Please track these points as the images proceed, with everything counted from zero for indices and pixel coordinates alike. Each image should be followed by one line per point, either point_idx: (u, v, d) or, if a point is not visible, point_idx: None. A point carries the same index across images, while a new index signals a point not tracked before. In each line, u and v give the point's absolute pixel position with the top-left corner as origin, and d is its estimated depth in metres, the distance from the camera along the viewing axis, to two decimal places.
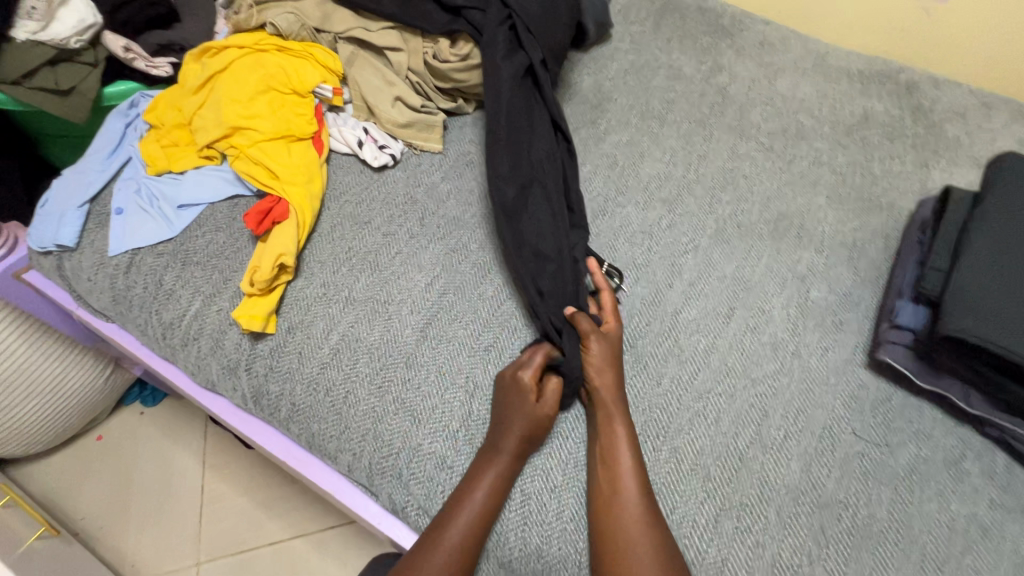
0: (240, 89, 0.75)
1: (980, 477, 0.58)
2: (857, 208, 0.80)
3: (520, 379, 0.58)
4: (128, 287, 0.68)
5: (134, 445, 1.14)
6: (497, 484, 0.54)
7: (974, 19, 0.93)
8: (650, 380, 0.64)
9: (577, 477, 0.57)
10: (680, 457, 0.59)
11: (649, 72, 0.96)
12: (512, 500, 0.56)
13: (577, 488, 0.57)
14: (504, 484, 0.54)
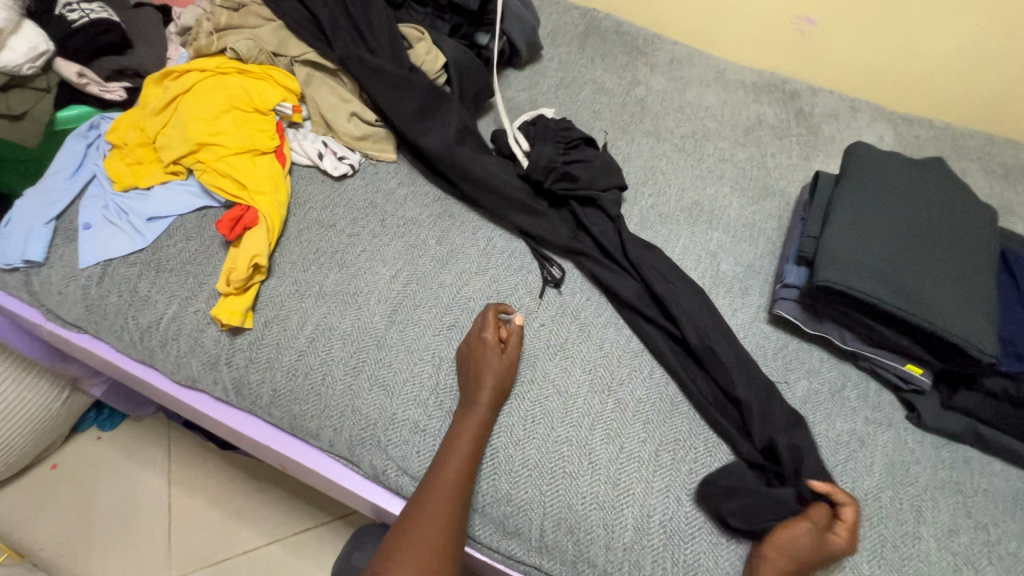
0: (204, 109, 0.80)
1: (858, 401, 0.72)
2: (755, 195, 0.95)
3: (485, 338, 0.68)
4: (102, 296, 0.72)
5: (95, 469, 1.12)
6: (474, 431, 0.62)
7: (838, 39, 1.13)
8: (594, 344, 0.73)
9: (536, 428, 0.66)
10: (624, 406, 0.68)
11: (577, 87, 1.09)
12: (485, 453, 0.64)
13: (537, 438, 0.65)
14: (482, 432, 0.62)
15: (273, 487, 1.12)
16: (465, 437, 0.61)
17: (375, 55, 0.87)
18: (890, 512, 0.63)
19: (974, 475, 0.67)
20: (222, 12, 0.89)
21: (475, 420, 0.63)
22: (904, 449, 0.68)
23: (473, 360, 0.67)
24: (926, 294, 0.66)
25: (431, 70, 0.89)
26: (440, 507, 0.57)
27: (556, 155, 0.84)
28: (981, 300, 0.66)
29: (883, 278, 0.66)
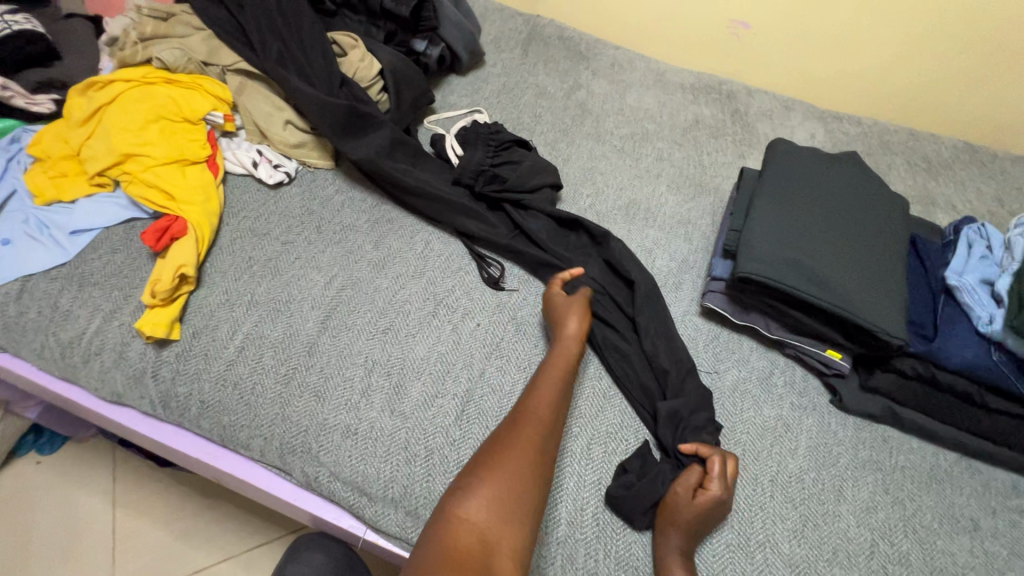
0: (130, 119, 0.79)
1: (785, 387, 0.74)
2: (691, 193, 0.98)
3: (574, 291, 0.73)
4: (21, 313, 0.70)
5: (34, 495, 1.08)
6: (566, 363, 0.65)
7: (769, 41, 1.18)
8: (529, 342, 0.74)
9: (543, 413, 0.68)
10: None
11: (519, 91, 1.11)
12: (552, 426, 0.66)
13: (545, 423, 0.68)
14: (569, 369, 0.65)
15: (225, 504, 1.10)
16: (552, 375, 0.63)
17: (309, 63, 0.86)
18: (812, 492, 0.66)
19: (892, 453, 0.70)
20: (148, 21, 0.87)
21: (568, 360, 0.65)
22: (827, 431, 0.71)
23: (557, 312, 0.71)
24: (839, 282, 0.69)
25: (366, 77, 0.90)
26: (539, 430, 0.56)
27: (485, 159, 0.86)
28: (890, 285, 0.70)
29: (798, 268, 0.69)
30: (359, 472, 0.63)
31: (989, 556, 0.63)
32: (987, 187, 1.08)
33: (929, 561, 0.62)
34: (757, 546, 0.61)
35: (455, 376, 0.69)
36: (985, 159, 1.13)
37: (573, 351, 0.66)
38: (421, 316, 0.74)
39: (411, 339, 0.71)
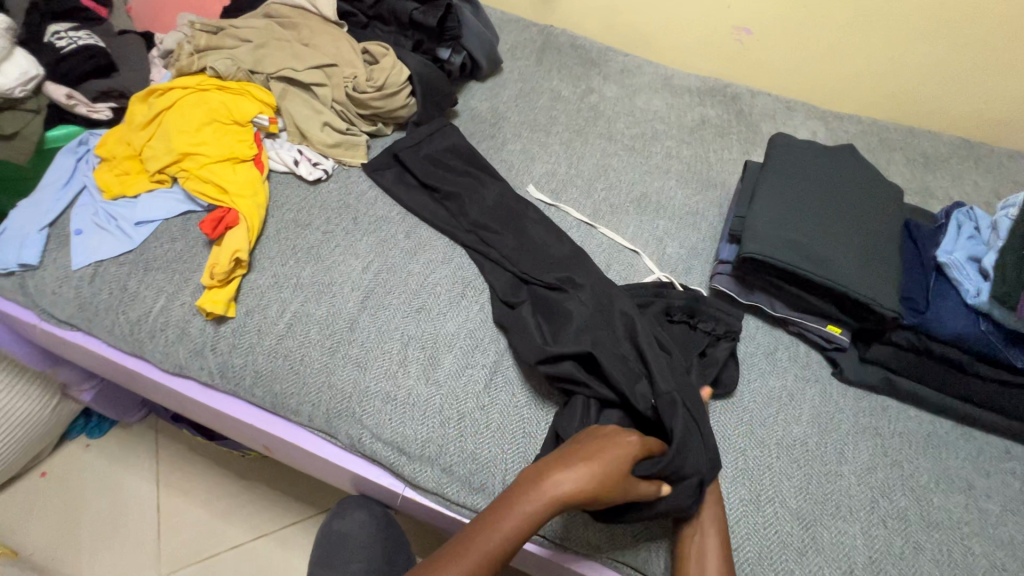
0: (187, 122, 0.87)
1: (788, 360, 0.80)
2: (698, 187, 1.04)
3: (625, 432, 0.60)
4: (94, 294, 0.78)
5: (83, 474, 1.15)
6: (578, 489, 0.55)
7: (771, 46, 1.25)
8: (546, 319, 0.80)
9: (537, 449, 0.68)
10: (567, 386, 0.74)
11: (535, 96, 1.19)
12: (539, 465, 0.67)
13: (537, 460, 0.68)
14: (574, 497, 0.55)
15: (259, 485, 1.16)
16: (551, 493, 0.54)
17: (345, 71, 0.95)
18: (816, 454, 0.71)
19: (890, 420, 0.75)
20: (202, 36, 0.97)
21: (586, 484, 0.55)
22: (830, 401, 0.76)
23: (615, 432, 0.60)
24: (837, 260, 0.74)
25: (396, 81, 0.97)
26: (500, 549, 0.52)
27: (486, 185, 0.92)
28: (884, 265, 0.75)
29: (798, 248, 0.75)
30: (398, 433, 0.69)
31: (983, 513, 0.68)
32: (983, 180, 1.13)
33: (926, 516, 0.67)
34: (766, 501, 0.67)
35: (484, 348, 0.76)
36: (982, 153, 1.18)
37: (593, 485, 0.55)
38: (451, 296, 0.81)
39: (442, 317, 0.78)
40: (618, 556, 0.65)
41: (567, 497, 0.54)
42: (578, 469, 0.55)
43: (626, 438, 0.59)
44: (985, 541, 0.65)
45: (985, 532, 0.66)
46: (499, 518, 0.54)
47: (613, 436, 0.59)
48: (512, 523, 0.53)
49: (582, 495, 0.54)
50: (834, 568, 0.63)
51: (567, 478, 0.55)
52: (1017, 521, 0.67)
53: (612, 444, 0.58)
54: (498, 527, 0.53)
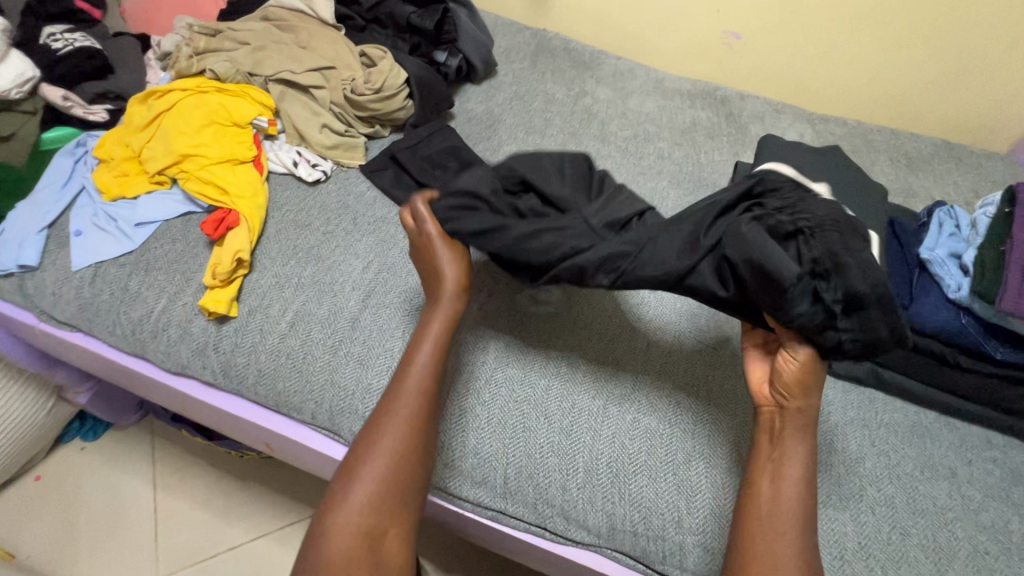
0: (186, 123, 0.88)
1: None
2: (690, 187, 1.07)
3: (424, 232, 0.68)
4: (95, 295, 0.78)
5: (78, 478, 1.14)
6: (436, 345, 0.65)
7: (758, 50, 1.28)
8: (543, 314, 0.80)
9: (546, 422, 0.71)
10: (560, 377, 0.74)
11: (530, 98, 1.21)
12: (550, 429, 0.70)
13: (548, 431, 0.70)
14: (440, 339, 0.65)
15: (258, 485, 1.16)
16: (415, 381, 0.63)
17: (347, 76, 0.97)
18: (807, 445, 0.73)
19: (877, 412, 0.78)
20: (201, 38, 0.98)
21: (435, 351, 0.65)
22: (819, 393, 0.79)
23: (433, 305, 0.67)
24: None
25: (394, 83, 0.99)
26: (401, 425, 0.61)
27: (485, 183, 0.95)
28: None
29: None
30: None
31: (966, 499, 0.71)
32: (963, 180, 1.17)
33: (912, 503, 0.70)
34: None
35: (484, 346, 0.77)
36: (962, 154, 1.22)
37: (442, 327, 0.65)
38: None
39: None
40: (618, 546, 0.67)
41: (428, 360, 0.64)
42: (423, 346, 0.64)
43: (449, 281, 0.67)
44: (968, 525, 0.68)
45: (968, 517, 0.69)
46: (384, 424, 0.61)
47: (438, 304, 0.66)
48: (399, 420, 0.61)
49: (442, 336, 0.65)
50: (825, 554, 0.65)
51: (419, 357, 0.64)
52: (997, 506, 0.70)
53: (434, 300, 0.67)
54: (388, 416, 0.61)
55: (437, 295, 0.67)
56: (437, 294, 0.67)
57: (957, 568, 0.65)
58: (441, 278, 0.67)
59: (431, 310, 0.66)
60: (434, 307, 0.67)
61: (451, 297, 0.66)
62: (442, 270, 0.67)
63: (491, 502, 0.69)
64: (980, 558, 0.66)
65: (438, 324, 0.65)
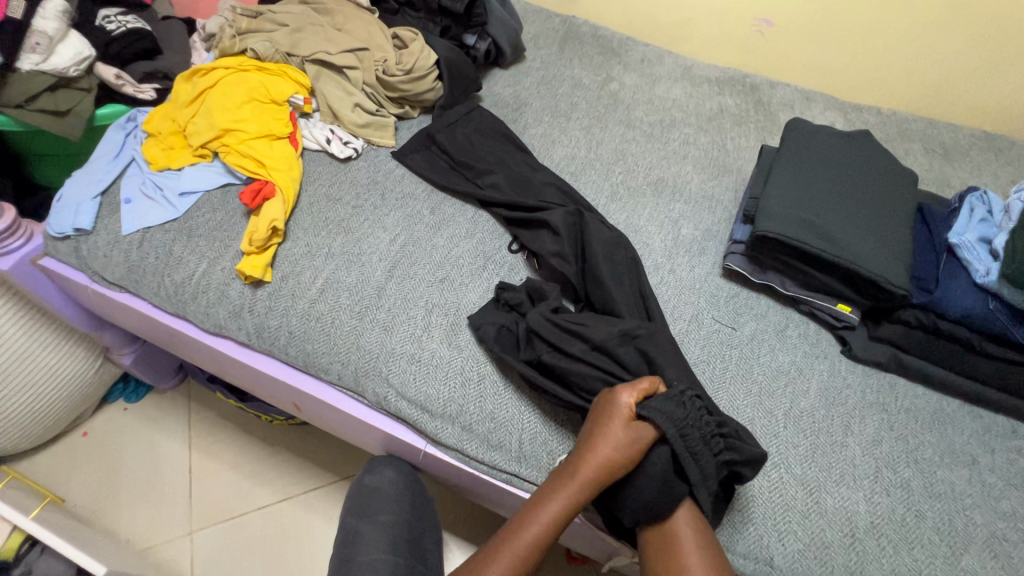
0: (229, 100, 0.93)
1: (798, 337, 0.82)
2: (715, 172, 1.06)
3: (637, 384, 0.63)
4: (141, 258, 0.84)
5: (120, 436, 1.22)
6: (591, 478, 0.59)
7: (791, 38, 1.26)
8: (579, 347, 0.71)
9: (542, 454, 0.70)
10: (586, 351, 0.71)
11: (557, 83, 1.22)
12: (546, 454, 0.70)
13: (540, 455, 0.70)
14: (606, 469, 0.59)
15: (283, 452, 1.21)
16: (544, 522, 0.59)
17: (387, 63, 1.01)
18: (822, 425, 0.73)
19: (898, 397, 0.77)
20: (243, 19, 1.04)
21: (574, 505, 0.60)
22: (838, 376, 0.78)
23: (595, 436, 0.61)
24: (846, 239, 0.77)
25: (424, 65, 1.01)
26: (523, 547, 0.59)
27: (511, 160, 0.97)
28: (896, 246, 0.77)
29: (809, 227, 0.77)
30: (421, 392, 0.74)
31: (986, 486, 0.69)
32: (1003, 172, 1.12)
33: (929, 487, 0.69)
34: (772, 466, 0.69)
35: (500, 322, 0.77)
36: (1003, 146, 1.17)
37: (591, 486, 0.59)
38: (473, 268, 0.85)
39: (464, 287, 0.82)
40: None
41: (560, 513, 0.59)
42: (558, 497, 0.60)
43: (619, 413, 0.61)
44: (987, 512, 0.67)
45: (987, 504, 0.68)
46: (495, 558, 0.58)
47: (595, 445, 0.60)
48: (526, 541, 0.59)
49: (586, 489, 0.59)
50: (835, 531, 0.65)
51: (556, 503, 0.60)
52: (1019, 495, 0.69)
53: (611, 423, 0.61)
54: (516, 536, 0.59)
55: (597, 449, 0.60)
56: (602, 424, 0.61)
57: (973, 552, 0.64)
58: (611, 405, 0.62)
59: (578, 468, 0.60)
60: (598, 431, 0.61)
61: (617, 442, 0.60)
62: (614, 407, 0.61)
63: (506, 466, 0.71)
64: (998, 544, 0.65)
65: (604, 450, 0.60)
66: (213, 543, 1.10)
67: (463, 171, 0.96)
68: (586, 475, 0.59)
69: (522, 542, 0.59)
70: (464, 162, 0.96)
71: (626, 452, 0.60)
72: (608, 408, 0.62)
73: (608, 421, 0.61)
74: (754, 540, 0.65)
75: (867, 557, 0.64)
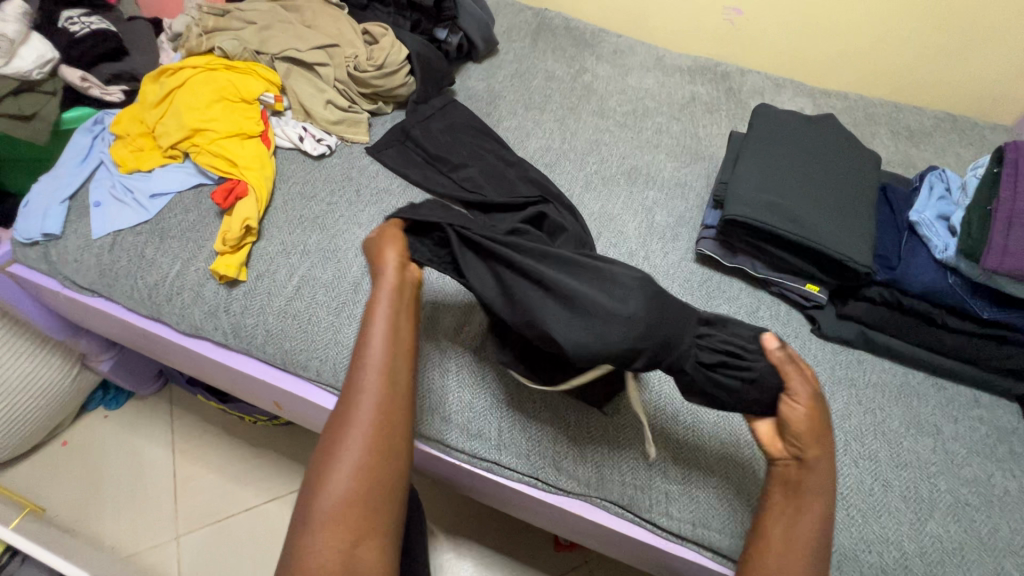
0: (197, 100, 0.92)
1: (770, 318, 0.84)
2: (687, 159, 1.08)
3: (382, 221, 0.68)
4: (113, 261, 0.83)
5: (101, 443, 1.21)
6: (387, 290, 0.62)
7: (759, 25, 1.28)
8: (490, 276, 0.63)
9: (521, 438, 0.72)
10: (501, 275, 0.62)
11: (530, 76, 1.22)
12: (525, 441, 0.72)
13: (521, 437, 0.72)
14: (397, 279, 0.63)
15: (269, 452, 1.21)
16: (375, 343, 0.61)
17: (357, 58, 1.01)
18: None
19: (865, 371, 0.79)
20: (209, 18, 1.02)
21: (389, 317, 0.62)
22: (808, 354, 0.81)
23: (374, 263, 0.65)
24: (810, 220, 0.79)
25: (395, 60, 1.01)
26: (366, 379, 0.60)
27: (485, 153, 0.98)
28: (860, 226, 0.80)
29: (775, 209, 0.79)
30: None
31: (949, 453, 0.72)
32: (966, 152, 1.15)
33: (895, 457, 0.71)
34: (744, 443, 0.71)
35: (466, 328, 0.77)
36: (965, 127, 1.20)
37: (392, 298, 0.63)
38: None
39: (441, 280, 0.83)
40: (606, 496, 0.70)
41: (377, 334, 0.61)
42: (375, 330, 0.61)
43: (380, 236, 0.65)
44: (950, 479, 0.70)
45: (950, 471, 0.71)
46: (349, 422, 0.58)
47: (377, 267, 0.64)
48: (365, 372, 0.60)
49: (393, 303, 0.63)
50: None
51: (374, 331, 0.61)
52: (980, 461, 0.72)
53: (377, 248, 0.65)
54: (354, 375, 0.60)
55: (381, 269, 0.64)
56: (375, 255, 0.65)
57: (937, 517, 0.67)
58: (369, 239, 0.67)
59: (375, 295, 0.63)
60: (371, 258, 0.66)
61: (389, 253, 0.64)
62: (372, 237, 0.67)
63: (486, 454, 0.72)
64: (961, 508, 0.68)
65: (387, 262, 0.63)
66: (200, 546, 1.10)
67: (439, 165, 0.96)
68: (385, 289, 0.62)
69: (359, 375, 0.60)
70: (439, 156, 0.97)
71: (400, 257, 0.64)
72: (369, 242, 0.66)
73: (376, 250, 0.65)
74: (729, 516, 0.67)
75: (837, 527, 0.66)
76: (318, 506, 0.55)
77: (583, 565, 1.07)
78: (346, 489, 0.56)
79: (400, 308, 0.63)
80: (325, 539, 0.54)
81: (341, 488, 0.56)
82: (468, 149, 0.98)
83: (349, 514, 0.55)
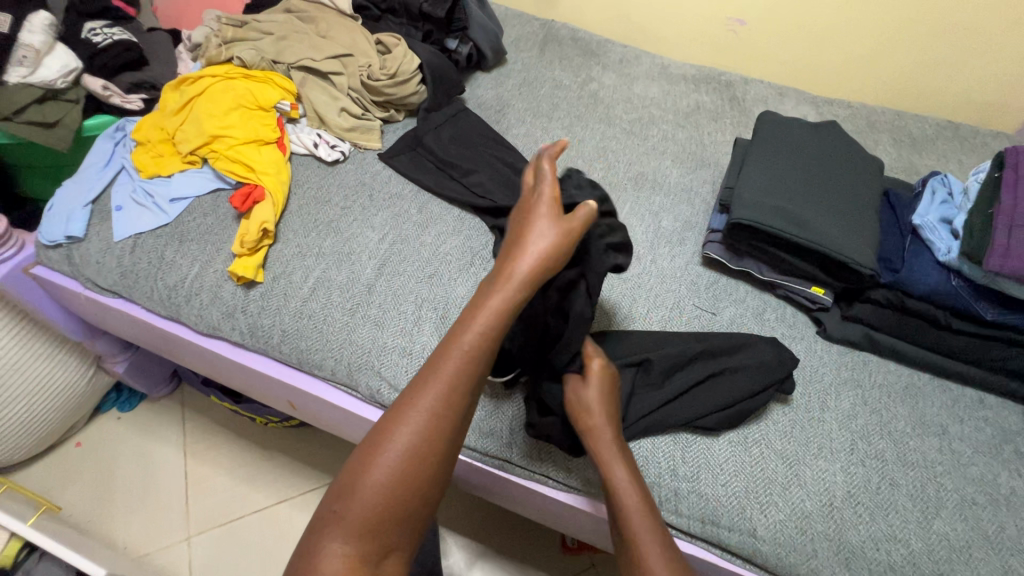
0: (216, 107, 0.95)
1: (776, 321, 0.85)
2: (693, 166, 1.10)
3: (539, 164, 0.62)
4: (134, 263, 0.85)
5: (115, 444, 1.22)
6: (521, 279, 0.56)
7: (763, 36, 1.30)
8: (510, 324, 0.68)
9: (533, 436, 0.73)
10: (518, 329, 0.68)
11: (538, 84, 1.25)
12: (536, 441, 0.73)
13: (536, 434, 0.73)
14: (536, 268, 0.56)
15: (279, 455, 1.22)
16: (474, 330, 0.54)
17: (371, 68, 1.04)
18: (800, 403, 0.76)
19: (871, 373, 0.80)
20: (228, 29, 1.06)
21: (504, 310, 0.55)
22: (814, 355, 0.82)
23: (526, 230, 0.58)
24: (814, 223, 0.80)
25: (407, 69, 1.04)
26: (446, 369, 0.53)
27: (495, 160, 1.00)
28: (864, 229, 0.81)
29: (780, 213, 0.81)
30: None
31: (956, 454, 0.73)
32: (968, 159, 1.16)
33: (902, 457, 0.72)
34: (752, 442, 0.72)
35: None
36: (967, 134, 1.22)
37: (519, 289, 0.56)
38: (461, 264, 0.87)
39: (452, 283, 0.85)
40: None
41: (484, 326, 0.54)
42: (478, 319, 0.54)
43: (544, 201, 0.59)
44: (957, 478, 0.71)
45: (957, 471, 0.71)
46: (408, 414, 0.52)
47: (524, 240, 0.57)
48: (451, 361, 0.53)
49: (521, 292, 0.56)
50: (813, 501, 0.68)
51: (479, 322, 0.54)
52: (986, 461, 0.73)
53: (537, 220, 0.58)
54: (436, 365, 0.54)
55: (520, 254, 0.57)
56: (527, 221, 0.59)
57: (944, 516, 0.67)
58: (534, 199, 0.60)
59: (499, 280, 0.56)
60: (530, 223, 0.59)
61: (549, 237, 0.57)
62: (537, 193, 0.60)
63: (498, 453, 0.73)
64: (968, 507, 0.68)
65: (537, 239, 0.57)
66: (210, 546, 1.11)
67: (450, 171, 0.99)
68: (514, 280, 0.55)
69: (447, 366, 0.53)
70: (450, 163, 0.99)
71: (557, 238, 0.57)
72: (536, 202, 0.60)
73: (532, 223, 0.58)
74: (738, 514, 0.67)
75: (845, 525, 0.67)
76: (353, 504, 0.50)
77: (591, 568, 1.07)
78: (379, 493, 0.50)
79: (521, 303, 0.56)
80: (347, 542, 0.49)
81: (382, 483, 0.50)
82: (478, 155, 1.00)
83: (384, 528, 0.50)
